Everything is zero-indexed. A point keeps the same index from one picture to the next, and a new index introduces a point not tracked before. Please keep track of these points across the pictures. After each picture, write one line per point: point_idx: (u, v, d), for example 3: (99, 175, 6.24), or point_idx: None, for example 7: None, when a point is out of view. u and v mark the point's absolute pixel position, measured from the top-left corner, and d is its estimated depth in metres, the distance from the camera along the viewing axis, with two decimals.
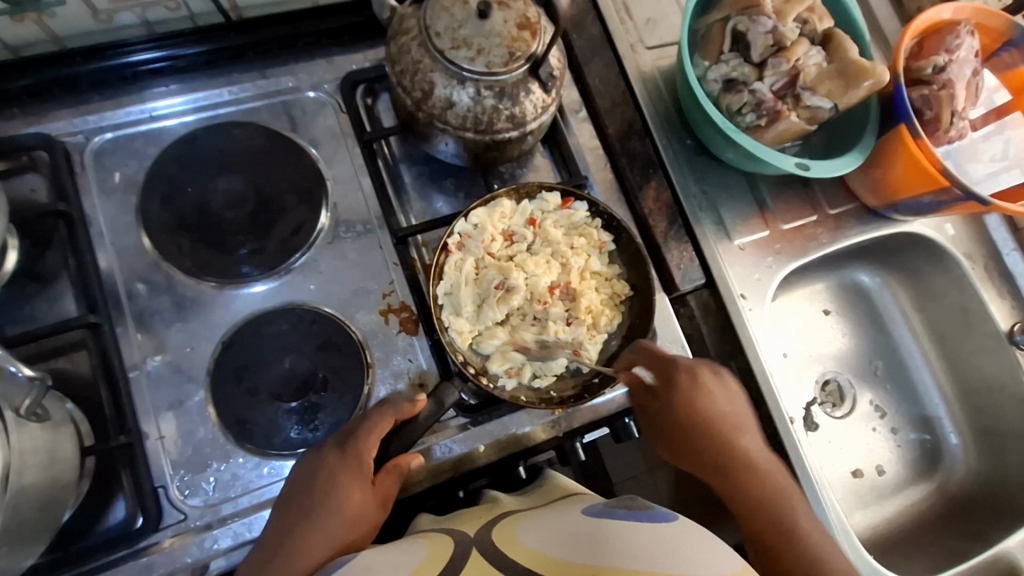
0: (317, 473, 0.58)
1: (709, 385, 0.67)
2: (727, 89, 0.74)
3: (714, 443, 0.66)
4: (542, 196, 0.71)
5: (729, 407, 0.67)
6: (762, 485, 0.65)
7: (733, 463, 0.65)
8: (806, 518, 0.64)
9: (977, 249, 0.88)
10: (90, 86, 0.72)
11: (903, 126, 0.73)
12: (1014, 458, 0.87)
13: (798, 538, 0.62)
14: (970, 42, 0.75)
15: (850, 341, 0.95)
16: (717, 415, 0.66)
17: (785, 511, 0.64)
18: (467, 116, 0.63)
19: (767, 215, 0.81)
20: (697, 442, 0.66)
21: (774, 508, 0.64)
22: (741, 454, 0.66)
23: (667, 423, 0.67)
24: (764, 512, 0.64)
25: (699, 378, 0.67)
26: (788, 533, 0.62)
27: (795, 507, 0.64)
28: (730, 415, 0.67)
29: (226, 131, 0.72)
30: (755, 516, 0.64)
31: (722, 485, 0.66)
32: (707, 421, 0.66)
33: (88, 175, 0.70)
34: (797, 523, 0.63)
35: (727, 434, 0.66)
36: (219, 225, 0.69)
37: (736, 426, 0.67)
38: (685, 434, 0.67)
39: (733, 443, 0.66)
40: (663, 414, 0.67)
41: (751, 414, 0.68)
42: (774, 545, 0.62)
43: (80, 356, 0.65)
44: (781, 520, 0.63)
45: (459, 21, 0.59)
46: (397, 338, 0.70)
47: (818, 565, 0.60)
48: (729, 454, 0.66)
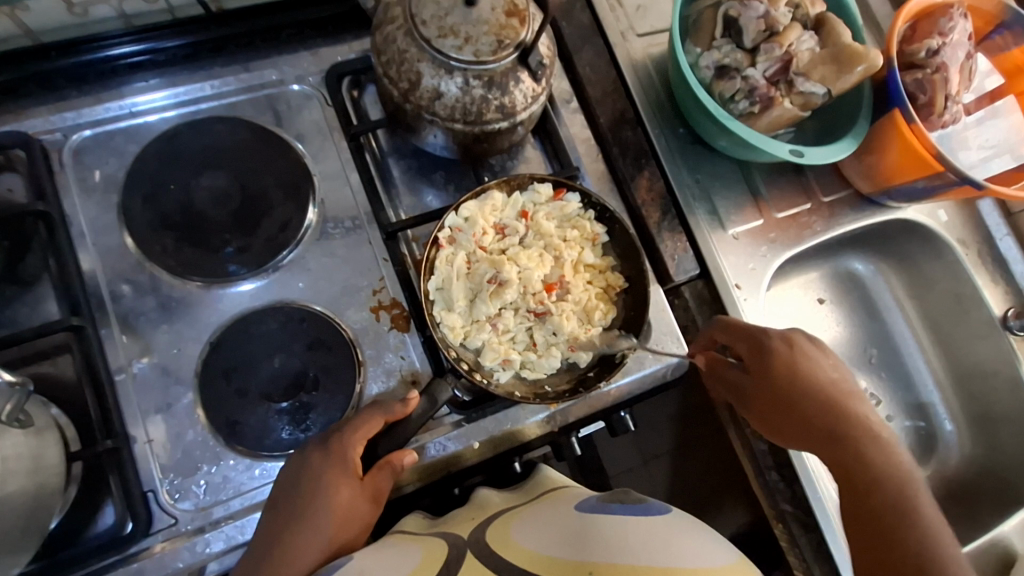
0: (303, 474, 0.57)
1: (813, 354, 0.65)
2: (719, 76, 0.73)
3: (824, 409, 0.62)
4: (534, 188, 0.70)
5: (835, 375, 0.65)
6: (895, 460, 0.60)
7: (844, 427, 0.62)
8: (926, 498, 0.59)
9: (970, 235, 0.88)
10: (67, 82, 0.70)
11: (897, 110, 0.72)
12: (1008, 442, 0.88)
13: (913, 514, 0.57)
14: (964, 25, 0.74)
15: (846, 329, 0.95)
16: (825, 381, 0.63)
17: (902, 486, 0.59)
18: (456, 106, 0.62)
19: (760, 204, 0.81)
20: (808, 409, 0.63)
21: (893, 482, 0.59)
22: (847, 422, 0.62)
23: (761, 386, 0.65)
24: (870, 482, 0.60)
25: (796, 345, 0.65)
26: (904, 509, 0.58)
27: (910, 484, 0.59)
28: (837, 382, 0.64)
29: (208, 127, 0.70)
30: (862, 488, 0.60)
31: (830, 455, 0.62)
32: (810, 387, 0.63)
33: (67, 174, 0.68)
34: (914, 499, 0.58)
35: (846, 401, 0.63)
36: (204, 223, 0.67)
37: (848, 395, 0.64)
38: (781, 401, 0.63)
39: (852, 411, 0.63)
40: (758, 381, 0.65)
41: (834, 378, 0.64)
42: (876, 517, 0.58)
43: (63, 360, 0.63)
44: (904, 496, 0.58)
45: (445, 9, 0.58)
46: (388, 335, 0.68)
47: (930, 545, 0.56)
48: (843, 419, 0.62)
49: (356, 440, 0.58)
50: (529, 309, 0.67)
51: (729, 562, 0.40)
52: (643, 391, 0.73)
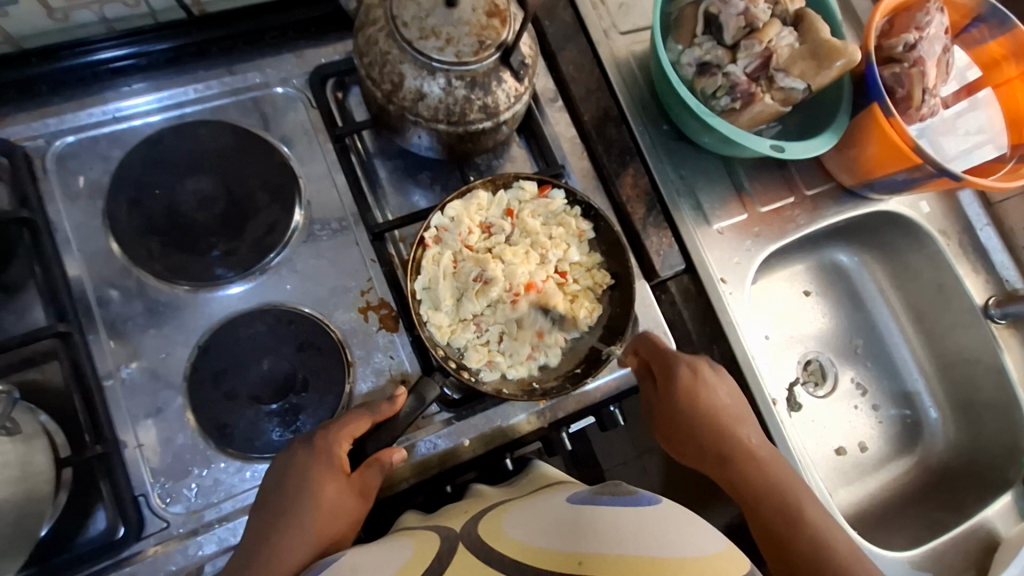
0: (289, 472, 0.58)
1: (710, 377, 0.66)
2: (701, 73, 0.74)
3: (717, 439, 0.65)
4: (518, 186, 0.70)
5: (727, 399, 0.66)
6: (782, 474, 0.64)
7: (729, 451, 0.65)
8: (811, 504, 0.63)
9: (951, 225, 0.89)
10: (49, 88, 0.69)
11: (876, 105, 0.73)
12: (990, 429, 0.89)
13: (800, 526, 0.61)
14: (940, 19, 0.75)
15: (831, 320, 0.96)
16: (715, 406, 0.65)
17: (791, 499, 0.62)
18: (439, 107, 0.62)
19: (744, 198, 0.82)
20: (701, 439, 0.65)
21: (779, 498, 0.62)
22: (733, 451, 0.65)
23: (668, 414, 0.67)
24: (762, 501, 0.63)
25: (701, 373, 0.66)
26: (790, 519, 0.62)
27: (798, 496, 0.63)
28: (728, 408, 0.66)
29: (192, 130, 0.70)
30: (760, 507, 0.63)
31: (726, 482, 0.65)
32: (703, 413, 0.65)
33: (51, 180, 0.68)
34: (801, 512, 0.62)
35: (730, 426, 0.66)
36: (190, 226, 0.67)
37: (735, 417, 0.66)
38: (680, 427, 0.66)
39: (735, 435, 0.65)
40: (664, 408, 0.67)
41: (726, 403, 0.66)
42: (774, 534, 0.62)
43: (51, 366, 0.63)
44: (789, 507, 0.62)
45: (427, 10, 0.58)
46: (377, 336, 0.69)
47: (824, 549, 0.60)
48: (727, 443, 0.65)
49: (341, 437, 0.59)
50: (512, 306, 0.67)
51: (718, 551, 0.41)
52: (630, 386, 0.74)
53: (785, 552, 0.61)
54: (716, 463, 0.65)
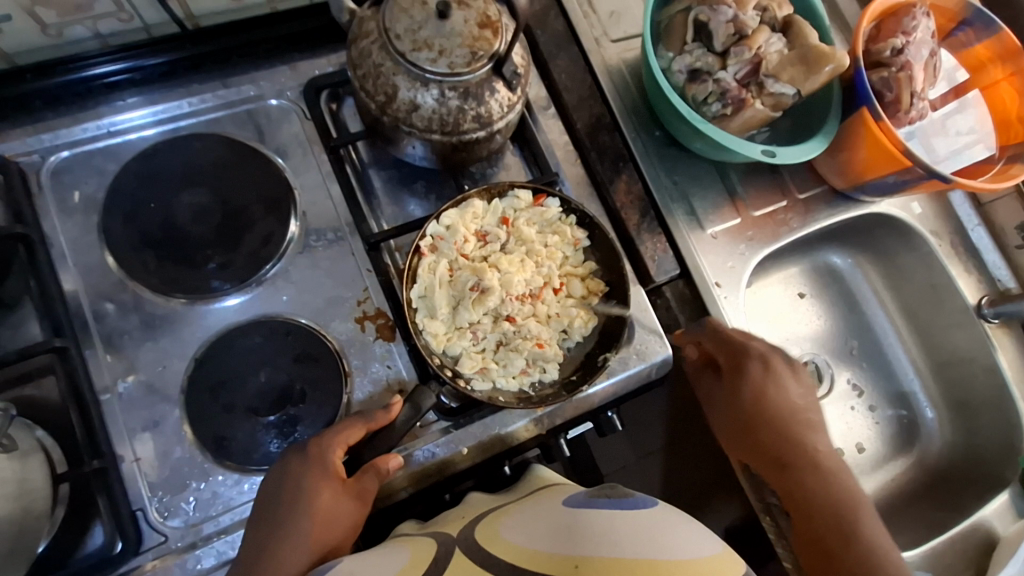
0: (284, 482, 0.57)
1: (783, 375, 0.70)
2: (692, 79, 0.74)
3: (781, 438, 0.68)
4: (513, 195, 0.70)
5: (802, 399, 0.69)
6: (848, 486, 0.66)
7: (796, 455, 0.67)
8: (868, 521, 0.64)
9: (943, 226, 0.90)
10: (43, 104, 0.70)
11: (865, 109, 0.74)
12: (986, 428, 0.89)
13: (852, 540, 0.63)
14: (927, 23, 0.76)
15: (826, 322, 0.97)
16: (786, 404, 0.69)
17: (850, 509, 0.65)
18: (432, 118, 0.62)
19: (737, 203, 0.82)
20: (766, 435, 0.68)
21: (838, 512, 0.65)
22: (803, 451, 0.67)
23: (733, 407, 0.70)
24: (821, 506, 0.65)
25: (774, 369, 0.69)
26: (845, 531, 0.64)
27: (856, 512, 0.65)
28: (801, 408, 0.69)
29: (187, 143, 0.71)
30: (820, 515, 0.65)
31: (785, 486, 0.67)
32: (774, 410, 0.68)
33: (45, 196, 0.68)
34: (858, 526, 0.64)
35: (798, 427, 0.68)
36: (185, 240, 0.68)
37: (806, 421, 0.69)
38: (748, 420, 0.69)
39: (804, 440, 0.68)
40: (728, 400, 0.70)
41: (799, 403, 0.69)
42: (829, 540, 0.64)
43: (47, 382, 0.63)
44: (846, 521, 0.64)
45: (419, 22, 0.59)
46: (374, 345, 0.69)
47: (878, 559, 0.62)
48: (794, 446, 0.67)
49: (336, 444, 0.59)
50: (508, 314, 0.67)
51: (713, 553, 0.41)
52: (628, 391, 0.74)
53: (835, 566, 0.63)
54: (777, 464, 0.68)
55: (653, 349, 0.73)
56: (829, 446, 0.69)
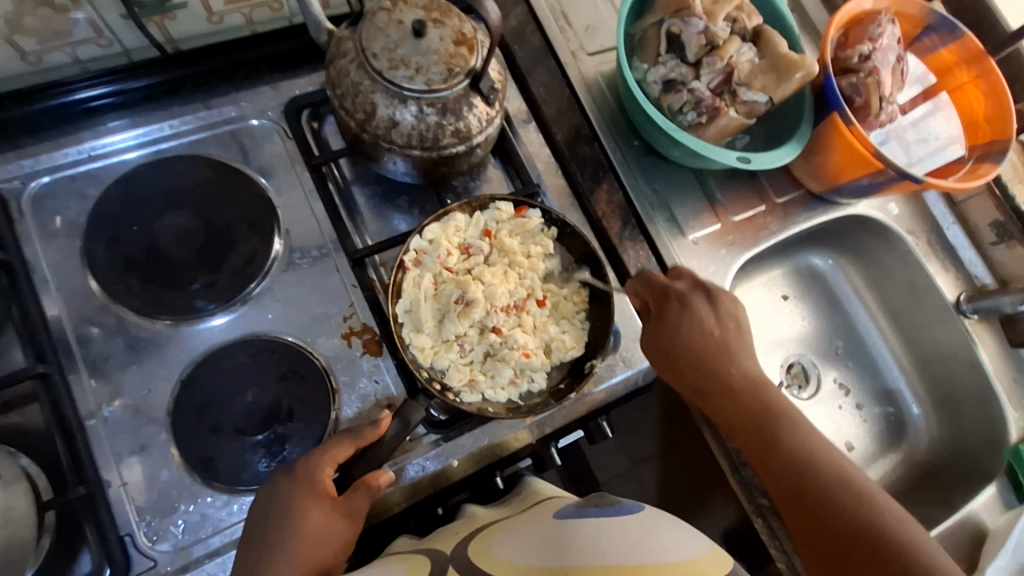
0: (272, 503, 0.57)
1: (698, 307, 0.67)
2: (667, 90, 0.76)
3: (699, 369, 0.66)
4: (495, 208, 0.72)
5: (715, 328, 0.67)
6: (780, 404, 0.65)
7: (712, 385, 0.66)
8: (797, 433, 0.63)
9: (918, 225, 0.92)
10: (24, 130, 0.70)
11: (836, 114, 0.75)
12: (971, 422, 0.90)
13: (785, 456, 0.62)
14: (892, 29, 0.79)
15: (810, 323, 0.98)
16: (701, 335, 0.66)
17: (780, 426, 0.63)
18: (412, 134, 0.63)
19: (717, 209, 0.84)
20: (682, 369, 0.66)
21: (767, 430, 0.63)
22: (723, 383, 0.66)
23: (654, 347, 0.68)
24: (751, 428, 0.64)
25: (690, 304, 0.67)
26: (779, 448, 0.62)
27: (784, 425, 0.63)
28: (717, 337, 0.67)
29: (169, 166, 0.71)
30: (756, 436, 0.64)
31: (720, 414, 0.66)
32: (686, 343, 0.66)
33: (27, 222, 0.68)
34: (788, 440, 0.62)
35: (714, 357, 0.66)
36: (169, 261, 0.68)
37: (721, 349, 0.67)
38: (673, 359, 0.67)
39: (719, 369, 0.66)
40: (652, 341, 0.68)
41: (712, 332, 0.67)
42: (767, 462, 0.63)
43: (31, 409, 0.63)
44: (771, 437, 0.63)
45: (396, 41, 0.60)
46: (361, 360, 0.69)
47: (819, 469, 0.60)
48: (710, 376, 0.66)
49: (323, 463, 0.59)
50: (494, 325, 0.68)
51: (700, 551, 0.42)
52: (617, 397, 0.75)
53: (776, 482, 0.62)
54: (701, 395, 0.67)
55: (638, 356, 0.74)
56: (748, 368, 0.67)
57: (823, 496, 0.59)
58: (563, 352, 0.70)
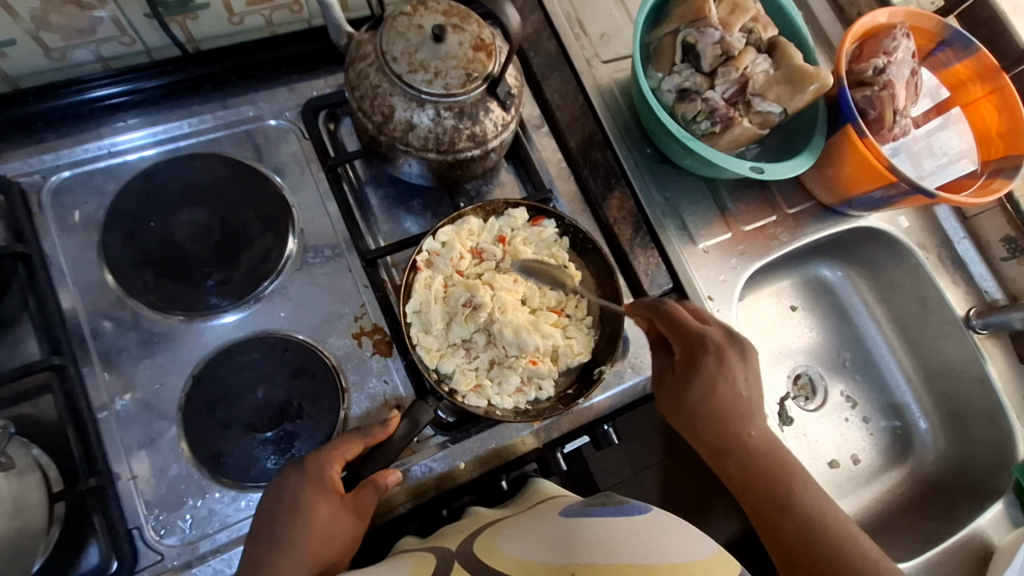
0: (282, 497, 0.57)
1: (732, 365, 0.65)
2: (681, 99, 0.77)
3: (734, 425, 0.65)
4: (509, 214, 0.72)
5: (744, 388, 0.66)
6: (791, 466, 0.65)
7: (732, 439, 0.66)
8: (808, 491, 0.64)
9: (929, 239, 0.92)
10: (46, 125, 0.71)
11: (850, 127, 0.76)
12: (978, 437, 0.90)
13: (794, 512, 0.62)
14: (907, 44, 0.79)
15: (818, 334, 0.98)
16: (731, 396, 0.65)
17: (791, 488, 0.63)
18: (428, 137, 0.64)
19: (728, 218, 0.84)
20: (709, 424, 0.66)
21: (776, 488, 0.64)
22: (741, 441, 0.65)
23: (678, 404, 0.67)
24: (756, 484, 0.64)
25: (725, 360, 0.65)
26: (784, 507, 0.63)
27: (796, 483, 0.64)
28: (744, 398, 0.66)
29: (186, 163, 0.72)
30: (755, 491, 0.64)
31: (722, 461, 0.66)
32: (716, 400, 0.65)
33: (46, 216, 0.69)
34: (807, 502, 0.63)
35: (735, 416, 0.65)
36: (184, 258, 0.68)
37: (745, 411, 0.66)
38: (698, 415, 0.66)
39: (740, 426, 0.65)
40: (676, 396, 0.67)
41: (743, 393, 0.65)
42: (770, 520, 0.63)
43: (45, 400, 0.63)
44: (785, 494, 0.63)
45: (415, 45, 0.61)
46: (371, 360, 0.70)
47: (815, 527, 0.62)
48: (730, 433, 0.65)
49: (334, 459, 0.59)
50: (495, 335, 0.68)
51: (705, 556, 0.42)
52: (624, 403, 0.76)
53: (781, 538, 0.62)
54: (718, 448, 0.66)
55: (647, 361, 0.75)
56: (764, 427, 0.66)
57: (824, 555, 0.60)
58: (571, 358, 0.70)
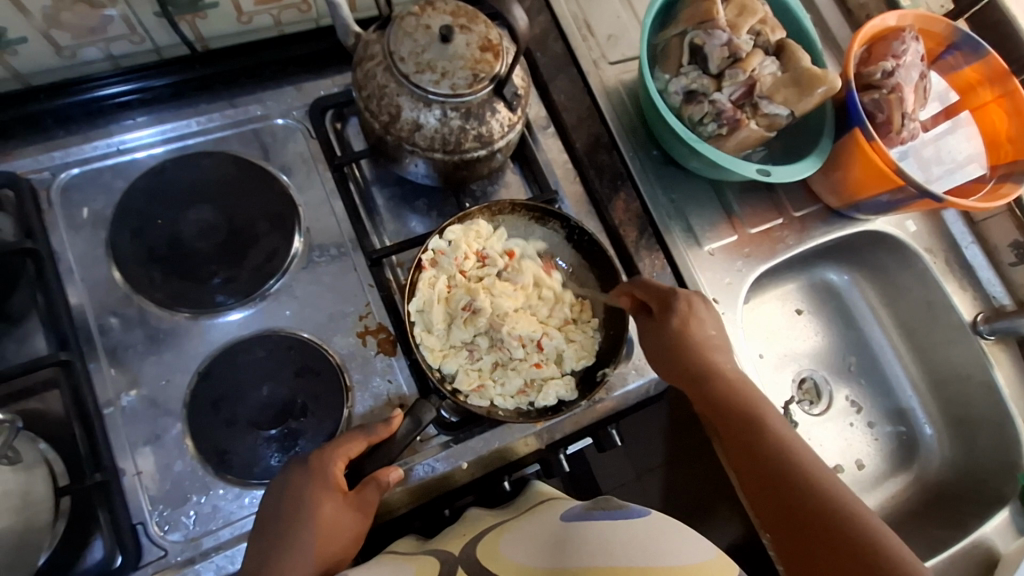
0: (285, 495, 0.58)
1: (704, 310, 0.69)
2: (688, 100, 0.76)
3: (702, 362, 0.67)
4: (524, 240, 0.74)
5: (714, 330, 0.69)
6: (762, 400, 0.67)
7: (710, 373, 0.67)
8: (779, 422, 0.65)
9: (937, 243, 0.91)
10: (56, 123, 0.72)
11: (857, 130, 0.75)
12: (985, 444, 0.89)
13: (770, 437, 0.63)
14: (916, 47, 0.79)
15: (824, 338, 0.98)
16: (704, 335, 0.68)
17: (762, 419, 0.64)
18: (435, 137, 0.64)
19: (734, 220, 0.83)
20: (686, 357, 0.67)
21: (748, 414, 0.65)
22: (715, 373, 0.67)
23: (658, 341, 0.69)
24: (734, 411, 0.65)
25: (695, 306, 0.68)
26: (757, 432, 0.63)
27: (767, 414, 0.65)
28: (715, 338, 0.69)
29: (194, 161, 0.72)
30: (733, 425, 0.65)
31: (701, 400, 0.67)
32: (693, 338, 0.68)
33: (55, 212, 0.69)
34: (771, 431, 0.63)
35: (709, 352, 0.68)
36: (191, 255, 0.69)
37: (718, 349, 0.69)
38: (676, 351, 0.68)
39: (715, 363, 0.68)
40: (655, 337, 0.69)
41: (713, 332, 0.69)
42: (749, 446, 0.63)
43: (52, 395, 0.64)
44: (757, 422, 0.64)
45: (422, 45, 0.61)
46: (375, 360, 0.70)
47: (792, 453, 0.62)
48: (708, 367, 0.67)
49: (336, 457, 0.59)
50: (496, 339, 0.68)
51: (706, 559, 0.41)
52: (630, 405, 0.76)
53: (762, 467, 0.62)
54: (695, 385, 0.67)
55: (651, 364, 0.75)
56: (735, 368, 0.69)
57: (797, 476, 0.60)
58: (576, 363, 0.70)
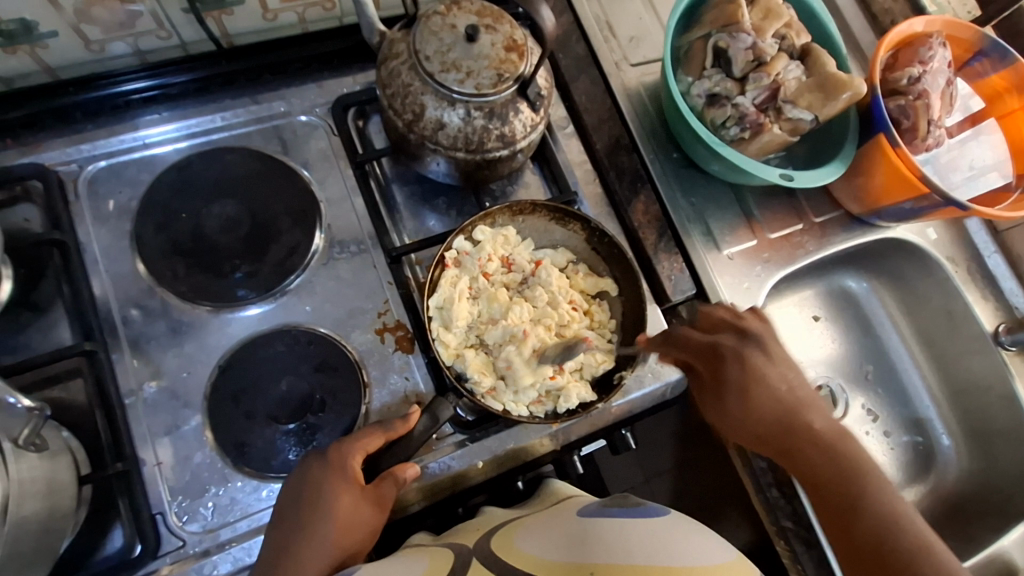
0: (304, 487, 0.58)
1: (759, 365, 0.63)
2: (711, 103, 0.76)
3: (786, 421, 0.62)
4: (553, 250, 0.75)
5: (787, 384, 0.63)
6: (853, 453, 0.61)
7: (791, 436, 0.62)
8: (877, 483, 0.59)
9: (959, 252, 0.90)
10: (84, 116, 0.72)
11: (882, 136, 0.75)
12: (1005, 456, 0.88)
13: (862, 506, 0.58)
14: (943, 53, 0.78)
15: (841, 346, 0.97)
16: (781, 391, 0.63)
17: (858, 482, 0.59)
18: (458, 136, 0.64)
19: (754, 225, 0.83)
20: (764, 421, 0.63)
21: (843, 478, 0.60)
22: (801, 433, 0.62)
23: (719, 409, 0.64)
24: (827, 478, 0.60)
25: (749, 360, 0.63)
26: (851, 500, 0.59)
27: (861, 473, 0.60)
28: (787, 390, 0.63)
29: (218, 156, 0.73)
30: (823, 495, 0.60)
31: (791, 465, 0.63)
32: (759, 398, 0.62)
33: (81, 204, 0.70)
34: (864, 488, 0.59)
35: (792, 411, 0.63)
36: (214, 249, 0.69)
37: (801, 402, 0.64)
38: (754, 419, 0.63)
39: (802, 420, 0.63)
40: (713, 403, 0.64)
41: (787, 384, 0.64)
42: (841, 514, 0.59)
43: (75, 384, 0.65)
44: (848, 486, 0.59)
45: (448, 44, 0.61)
46: (393, 357, 0.70)
47: (888, 520, 0.57)
48: (793, 428, 0.62)
49: (355, 451, 0.60)
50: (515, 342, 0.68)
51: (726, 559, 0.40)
52: (643, 409, 0.75)
53: (851, 538, 0.58)
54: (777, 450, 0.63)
55: (668, 368, 0.74)
56: (826, 418, 0.64)
57: (893, 549, 0.56)
58: (595, 366, 0.70)
